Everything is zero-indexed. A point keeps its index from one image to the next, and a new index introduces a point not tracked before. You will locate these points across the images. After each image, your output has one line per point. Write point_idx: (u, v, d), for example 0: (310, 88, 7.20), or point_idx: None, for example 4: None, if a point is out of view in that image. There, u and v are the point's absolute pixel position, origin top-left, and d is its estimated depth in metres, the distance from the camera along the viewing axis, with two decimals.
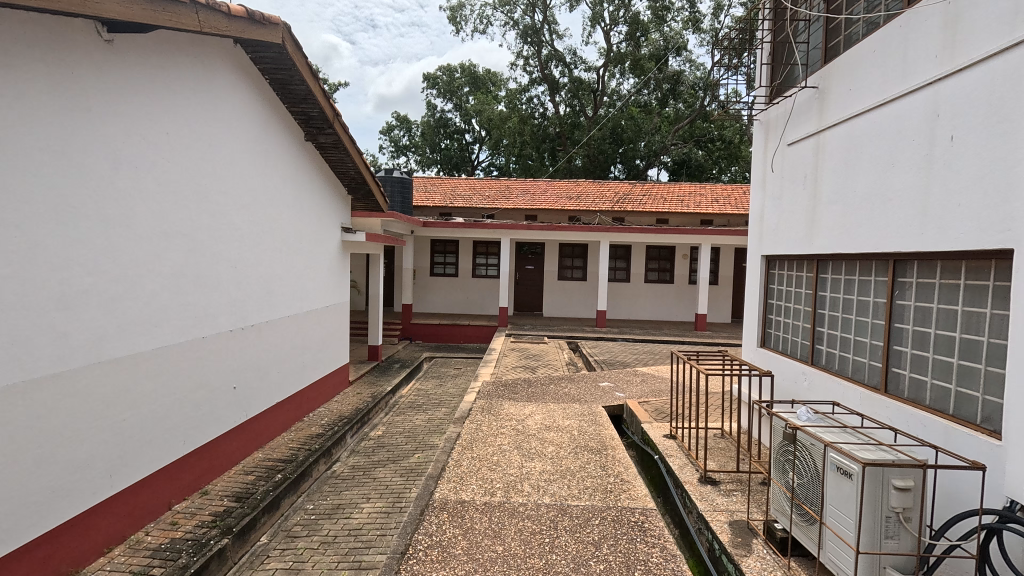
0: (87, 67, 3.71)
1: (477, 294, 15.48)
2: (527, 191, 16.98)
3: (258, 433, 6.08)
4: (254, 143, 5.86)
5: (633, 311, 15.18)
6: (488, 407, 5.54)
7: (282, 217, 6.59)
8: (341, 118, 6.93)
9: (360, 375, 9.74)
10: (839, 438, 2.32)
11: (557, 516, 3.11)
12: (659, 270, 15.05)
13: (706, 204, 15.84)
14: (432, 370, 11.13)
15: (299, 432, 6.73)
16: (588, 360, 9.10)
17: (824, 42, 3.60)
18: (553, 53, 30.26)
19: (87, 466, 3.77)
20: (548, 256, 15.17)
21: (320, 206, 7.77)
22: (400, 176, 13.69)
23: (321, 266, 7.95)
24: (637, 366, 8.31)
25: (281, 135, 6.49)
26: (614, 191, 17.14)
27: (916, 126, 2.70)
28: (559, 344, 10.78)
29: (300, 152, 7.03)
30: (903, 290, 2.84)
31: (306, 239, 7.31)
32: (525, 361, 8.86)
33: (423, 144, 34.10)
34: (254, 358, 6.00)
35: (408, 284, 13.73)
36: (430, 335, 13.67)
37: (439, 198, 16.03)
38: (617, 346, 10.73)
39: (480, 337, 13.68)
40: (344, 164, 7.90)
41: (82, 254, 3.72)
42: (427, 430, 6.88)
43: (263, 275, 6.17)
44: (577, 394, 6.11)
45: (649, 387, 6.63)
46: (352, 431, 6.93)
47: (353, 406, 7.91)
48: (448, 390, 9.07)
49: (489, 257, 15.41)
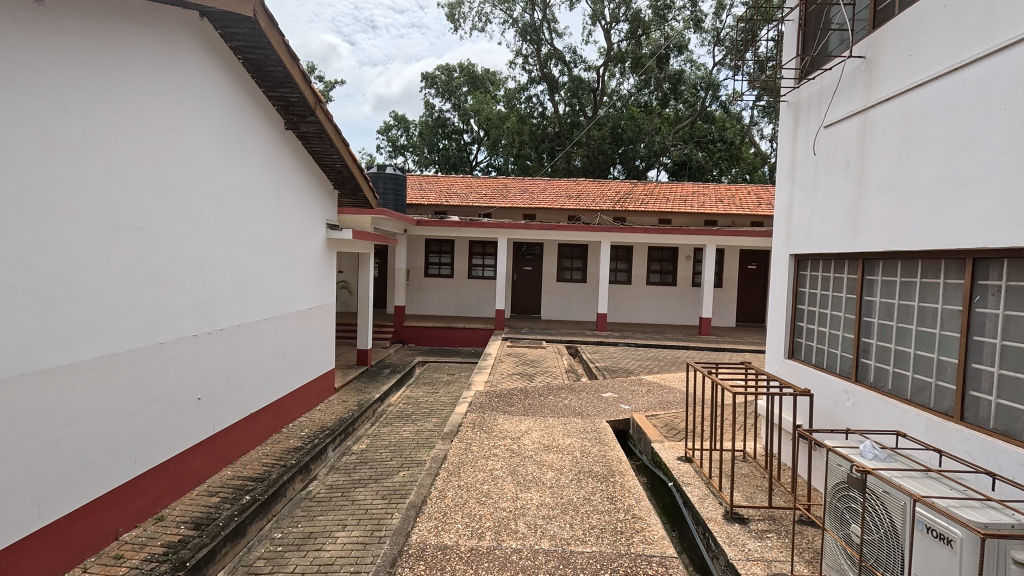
0: (12, 28, 3.18)
1: (473, 296, 14.95)
2: (525, 191, 16.45)
3: (228, 449, 5.53)
4: (225, 129, 5.32)
5: (634, 314, 14.67)
6: (480, 421, 5.00)
7: (258, 212, 6.05)
8: (325, 104, 6.40)
9: (347, 381, 9.19)
10: (927, 489, 1.83)
11: (558, 569, 2.58)
12: (661, 272, 14.54)
13: (709, 204, 15.36)
14: (424, 375, 10.58)
15: (276, 445, 6.19)
16: (588, 367, 8.59)
17: (873, 4, 3.09)
18: (552, 52, 29.85)
19: (10, 496, 3.21)
20: (546, 257, 14.66)
21: (303, 202, 7.25)
22: (393, 173, 13.17)
23: (304, 266, 7.41)
24: (642, 374, 7.77)
25: (257, 121, 5.95)
26: (614, 190, 16.66)
27: (1005, 93, 2.20)
28: (557, 349, 10.24)
29: (280, 142, 6.50)
30: (987, 296, 2.33)
31: (286, 236, 6.78)
32: (521, 368, 8.34)
33: (420, 144, 33.67)
34: (223, 365, 5.44)
35: (400, 286, 13.19)
36: (423, 338, 13.13)
37: (434, 196, 15.50)
38: (619, 351, 10.21)
39: (475, 341, 13.14)
40: (329, 156, 7.37)
41: (4, 248, 3.16)
42: (414, 444, 6.33)
43: (236, 275, 5.62)
44: (579, 407, 5.58)
45: (657, 399, 6.09)
46: (333, 445, 6.39)
47: (337, 416, 7.36)
48: (439, 398, 8.54)
49: (485, 257, 14.89)
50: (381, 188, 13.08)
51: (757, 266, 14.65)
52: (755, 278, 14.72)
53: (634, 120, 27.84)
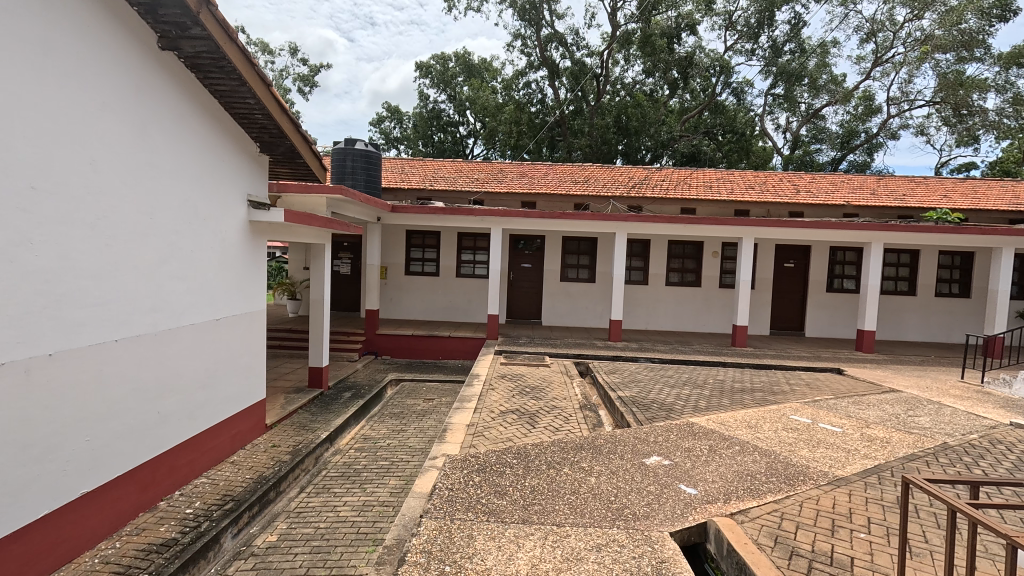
0: None
1: (462, 298, 12.69)
2: (522, 175, 14.19)
3: (26, 566, 3.30)
4: (8, 20, 3.11)
5: (651, 320, 12.46)
6: (446, 542, 2.78)
7: (99, 171, 3.81)
8: (216, 8, 4.18)
9: (288, 415, 6.96)
10: None
11: None
12: (682, 270, 12.35)
13: (739, 191, 13.16)
14: (394, 401, 8.34)
15: (131, 540, 3.96)
16: (609, 400, 6.36)
17: None
18: (553, 34, 27.63)
19: None
20: (548, 252, 12.46)
21: (203, 166, 5.02)
22: (365, 148, 10.95)
23: (208, 259, 5.16)
24: (687, 414, 5.52)
25: (100, 25, 3.77)
26: (627, 175, 14.48)
27: None
28: (564, 370, 8.02)
29: (148, 65, 4.26)
30: None
31: (165, 215, 4.52)
32: (519, 400, 6.11)
33: (412, 136, 31.35)
34: (12, 427, 3.20)
35: (373, 286, 10.94)
36: (402, 350, 10.88)
37: (416, 180, 13.21)
38: (643, 373, 8.01)
39: (463, 353, 10.90)
40: (241, 100, 5.10)
41: None
42: (353, 539, 4.11)
43: (40, 273, 3.34)
44: (615, 496, 3.33)
45: (734, 473, 3.84)
46: (230, 530, 4.24)
47: (253, 479, 5.13)
48: (406, 440, 6.29)
49: (477, 252, 12.66)
50: (350, 167, 10.86)
51: (795, 264, 12.51)
52: (793, 278, 12.57)
53: (640, 108, 25.68)
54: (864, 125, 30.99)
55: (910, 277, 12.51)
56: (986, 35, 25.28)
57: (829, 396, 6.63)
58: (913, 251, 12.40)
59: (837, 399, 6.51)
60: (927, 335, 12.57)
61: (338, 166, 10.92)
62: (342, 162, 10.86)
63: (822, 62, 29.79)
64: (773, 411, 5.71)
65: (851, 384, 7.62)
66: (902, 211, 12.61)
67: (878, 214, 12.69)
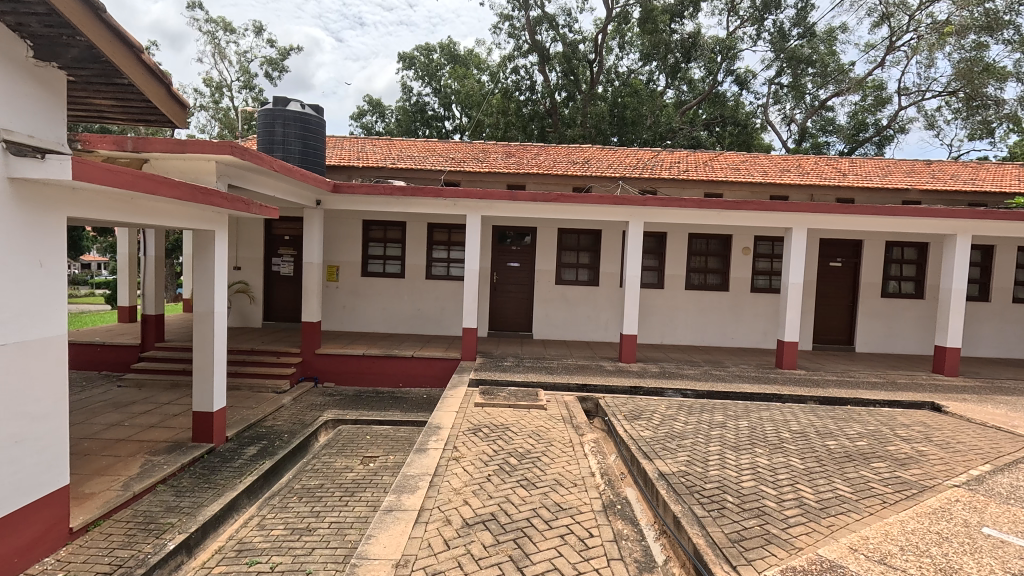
0: None
1: (432, 306, 10.13)
2: (508, 155, 11.71)
3: None
4: None
5: (668, 333, 10.00)
6: None
7: None
8: None
9: (131, 503, 4.35)
10: None
11: None
12: (707, 271, 9.95)
13: (773, 174, 10.80)
14: (318, 460, 5.73)
15: None
16: (646, 485, 3.84)
17: None
18: (543, 15, 24.99)
19: None
20: (541, 247, 9.97)
21: None
22: (300, 108, 8.36)
23: None
24: (800, 530, 3.05)
25: None
26: (634, 156, 12.06)
27: None
28: (566, 414, 5.53)
29: None
30: None
31: None
32: (494, 493, 3.57)
33: (391, 131, 28.70)
34: None
35: (314, 291, 8.32)
36: (350, 375, 8.34)
37: (376, 158, 10.67)
38: (681, 419, 5.56)
39: (429, 379, 8.34)
40: None
41: None
42: None
43: None
44: None
45: None
46: None
47: None
48: (305, 562, 3.70)
49: (452, 247, 10.13)
50: (280, 133, 8.27)
51: (843, 263, 10.17)
52: (841, 280, 10.22)
53: (637, 95, 23.09)
54: (874, 117, 28.96)
55: (982, 279, 10.23)
56: (1012, 15, 23.24)
57: (990, 470, 4.16)
58: (987, 248, 10.14)
59: (1009, 476, 4.07)
60: (1003, 351, 10.28)
61: (267, 132, 8.33)
62: (271, 126, 8.26)
63: (832, 49, 27.69)
64: (942, 516, 3.24)
65: (985, 437, 5.20)
66: (974, 198, 10.30)
67: (945, 200, 10.37)
